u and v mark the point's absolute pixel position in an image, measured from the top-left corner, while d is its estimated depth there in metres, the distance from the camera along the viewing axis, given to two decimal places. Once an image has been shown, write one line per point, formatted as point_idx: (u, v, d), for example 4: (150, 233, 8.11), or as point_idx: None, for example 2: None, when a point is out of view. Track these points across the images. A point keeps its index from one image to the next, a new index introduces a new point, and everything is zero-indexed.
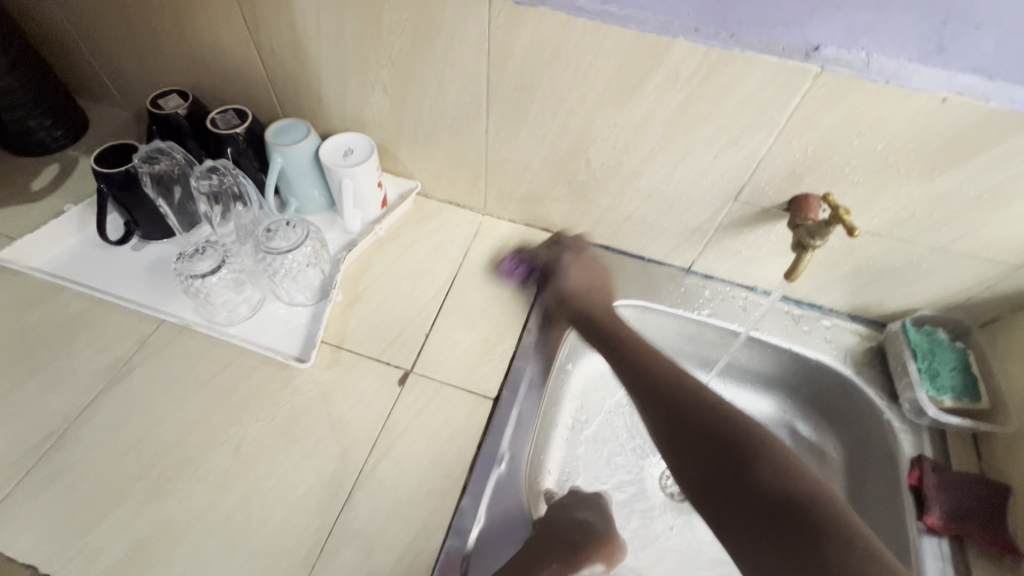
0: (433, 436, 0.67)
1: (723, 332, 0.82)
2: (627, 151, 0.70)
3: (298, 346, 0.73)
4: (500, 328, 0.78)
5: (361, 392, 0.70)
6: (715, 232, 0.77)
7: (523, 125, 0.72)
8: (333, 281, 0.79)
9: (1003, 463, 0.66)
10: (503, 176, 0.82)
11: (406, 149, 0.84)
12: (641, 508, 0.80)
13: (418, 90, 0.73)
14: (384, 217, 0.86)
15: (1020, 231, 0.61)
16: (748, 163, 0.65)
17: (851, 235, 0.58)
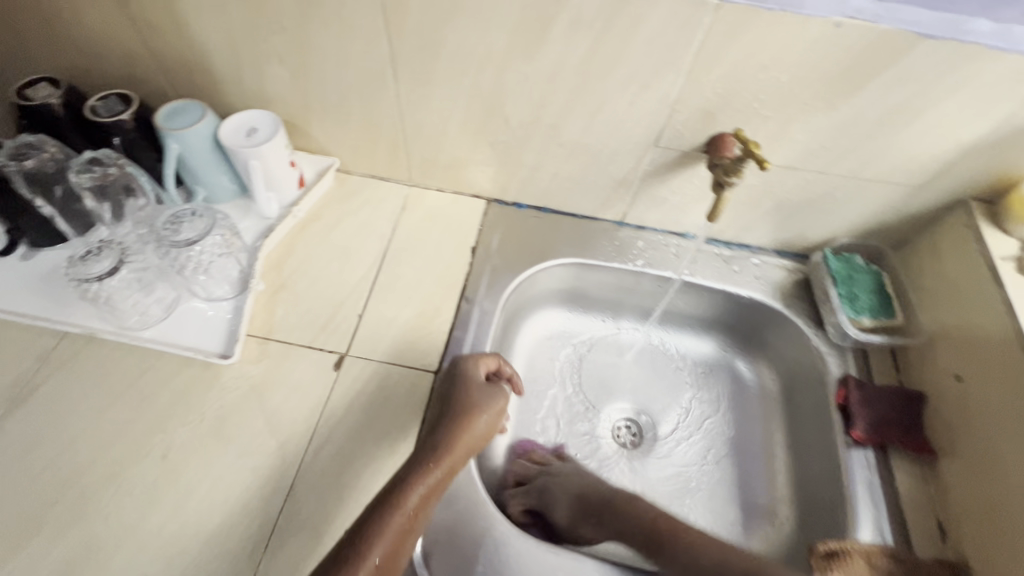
0: (375, 417, 0.65)
1: (659, 280, 0.83)
2: (543, 105, 0.68)
3: (222, 342, 0.68)
4: (436, 300, 0.76)
5: (295, 381, 0.67)
6: (641, 182, 0.77)
7: (434, 86, 0.69)
8: (252, 270, 0.74)
9: (919, 373, 0.71)
10: (423, 143, 0.79)
11: (317, 123, 0.79)
12: (596, 459, 0.81)
13: (318, 57, 0.68)
14: (303, 198, 0.81)
15: (919, 151, 0.64)
16: (663, 107, 0.65)
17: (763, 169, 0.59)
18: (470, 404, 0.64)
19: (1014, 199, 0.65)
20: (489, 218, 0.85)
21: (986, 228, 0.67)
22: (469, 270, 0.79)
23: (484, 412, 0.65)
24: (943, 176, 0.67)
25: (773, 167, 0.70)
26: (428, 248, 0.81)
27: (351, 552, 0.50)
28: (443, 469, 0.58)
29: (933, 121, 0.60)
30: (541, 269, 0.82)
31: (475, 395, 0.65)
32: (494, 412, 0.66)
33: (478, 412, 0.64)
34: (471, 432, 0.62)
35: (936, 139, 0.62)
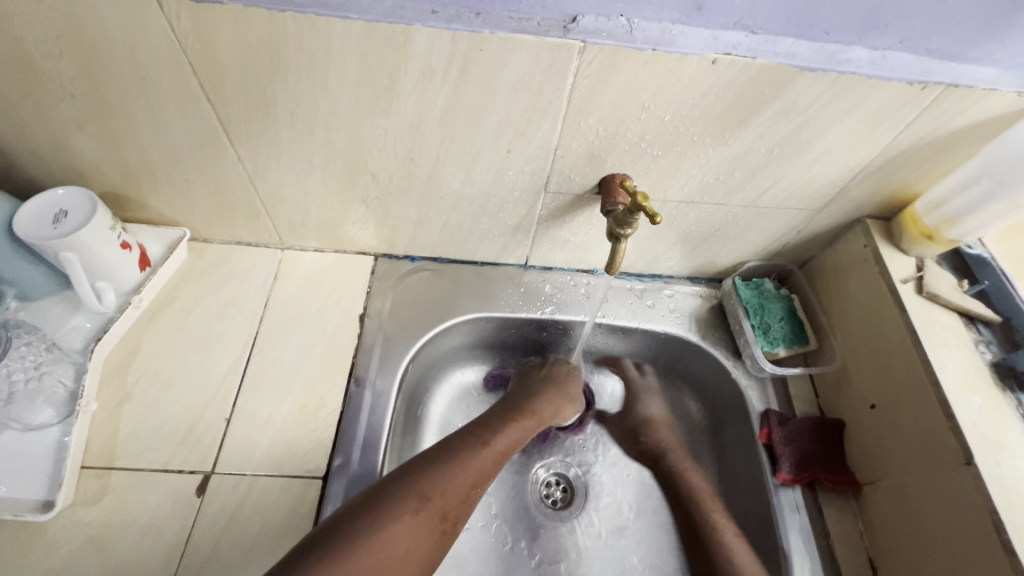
0: (250, 549, 0.55)
1: (572, 325, 0.77)
2: (412, 159, 0.59)
3: (45, 486, 0.55)
4: (320, 387, 0.66)
5: (146, 520, 0.55)
6: (537, 226, 0.70)
7: (280, 146, 0.58)
8: (82, 385, 0.60)
9: (837, 399, 0.69)
10: (285, 205, 0.68)
11: (152, 193, 0.66)
12: (524, 531, 0.73)
13: (129, 123, 0.56)
14: (150, 281, 0.68)
15: (813, 178, 0.61)
16: (544, 153, 0.58)
17: (655, 221, 0.53)
18: (555, 392, 0.71)
19: (908, 217, 0.64)
20: (378, 278, 0.75)
21: (884, 248, 0.65)
22: (358, 343, 0.69)
23: (546, 399, 0.70)
24: (839, 198, 0.65)
25: (671, 202, 0.65)
26: (308, 323, 0.70)
27: (426, 486, 0.51)
28: (512, 433, 0.63)
29: (822, 149, 0.57)
30: (442, 329, 0.74)
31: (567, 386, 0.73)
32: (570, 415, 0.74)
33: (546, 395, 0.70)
34: (538, 410, 0.68)
35: (828, 166, 0.59)
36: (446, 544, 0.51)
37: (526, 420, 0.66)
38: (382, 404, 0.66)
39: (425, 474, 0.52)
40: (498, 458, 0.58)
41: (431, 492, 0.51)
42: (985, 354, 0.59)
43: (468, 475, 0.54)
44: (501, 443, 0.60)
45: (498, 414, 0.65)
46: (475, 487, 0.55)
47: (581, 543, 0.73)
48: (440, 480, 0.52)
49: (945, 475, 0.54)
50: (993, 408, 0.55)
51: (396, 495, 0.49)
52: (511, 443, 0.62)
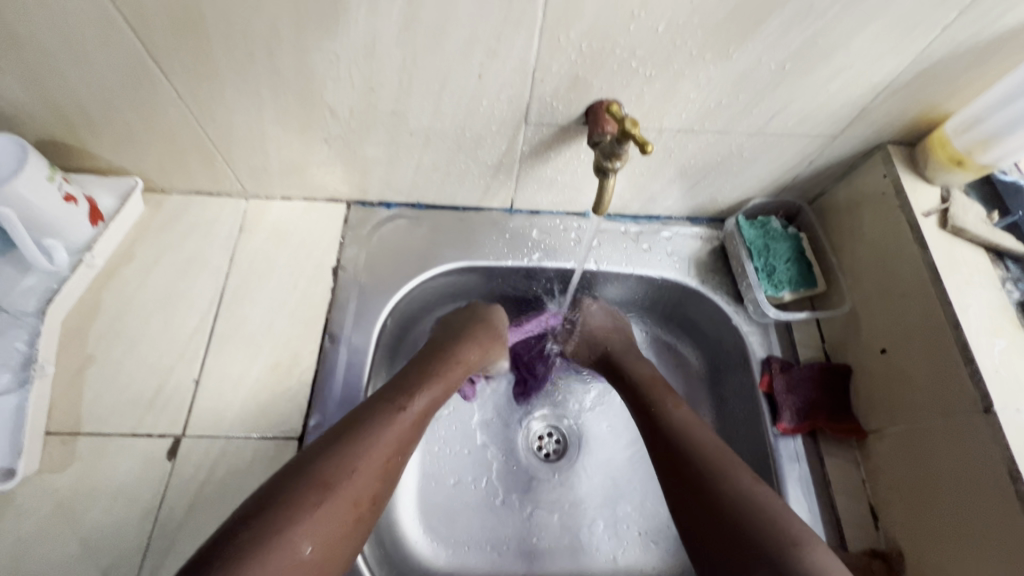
0: (226, 512, 0.53)
1: (561, 273, 0.72)
2: (372, 89, 0.52)
3: (7, 454, 0.52)
4: (293, 344, 0.62)
5: (117, 485, 0.53)
6: (520, 164, 0.64)
7: (221, 78, 0.51)
8: (36, 350, 0.56)
9: (845, 344, 0.64)
10: (241, 149, 0.61)
11: (93, 139, 0.60)
12: (515, 483, 0.71)
13: (43, 56, 0.49)
14: (102, 238, 0.63)
15: (829, 98, 0.54)
16: (521, 77, 0.51)
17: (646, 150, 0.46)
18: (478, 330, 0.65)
19: (936, 141, 0.56)
20: (351, 228, 0.70)
21: (907, 177, 0.58)
22: (332, 298, 0.65)
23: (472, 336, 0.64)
24: (858, 122, 0.57)
25: (667, 132, 0.58)
26: (278, 277, 0.66)
27: (330, 472, 0.45)
28: (437, 389, 0.56)
29: (842, 63, 0.49)
30: (422, 281, 0.69)
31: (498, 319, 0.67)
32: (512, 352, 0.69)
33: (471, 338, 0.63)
34: (465, 356, 0.61)
35: (848, 83, 0.52)
36: (362, 529, 0.46)
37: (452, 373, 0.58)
38: (359, 361, 0.62)
39: (333, 458, 0.45)
40: (415, 428, 0.52)
41: (338, 479, 0.45)
42: (1011, 292, 0.53)
43: (382, 455, 0.48)
44: (423, 405, 0.53)
45: (414, 371, 0.57)
46: (393, 457, 0.49)
47: (573, 494, 0.71)
48: (351, 463, 0.46)
49: (958, 422, 0.50)
50: (1017, 350, 0.50)
51: (293, 504, 0.42)
52: (433, 403, 0.55)
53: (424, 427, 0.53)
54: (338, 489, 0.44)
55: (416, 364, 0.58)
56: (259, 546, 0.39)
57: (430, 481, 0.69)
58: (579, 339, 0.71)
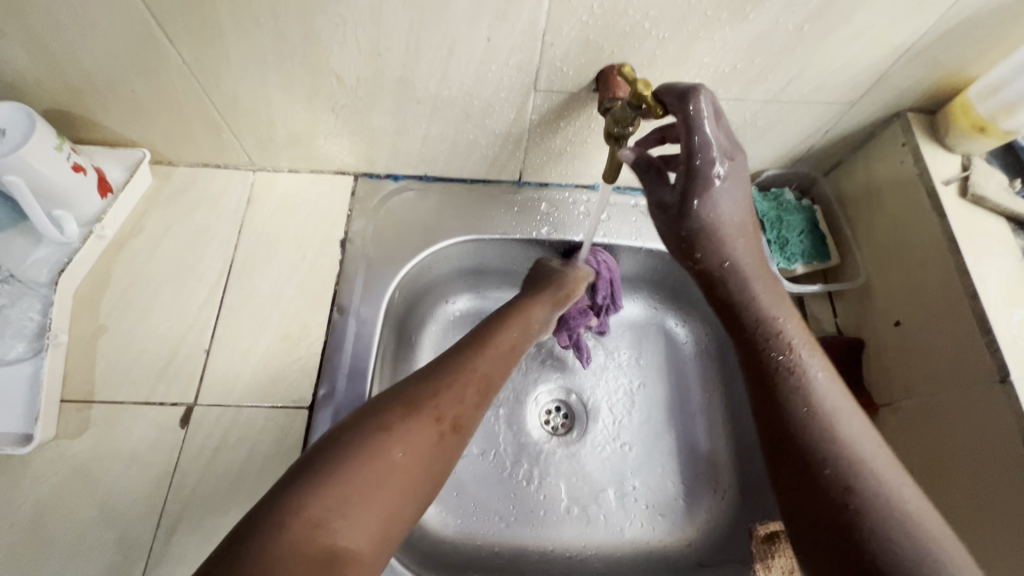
0: (238, 477, 0.54)
1: (569, 247, 0.71)
2: (378, 54, 0.51)
3: (22, 419, 0.53)
4: (301, 315, 0.62)
5: (131, 451, 0.54)
6: (529, 134, 0.63)
7: (226, 43, 0.50)
8: (48, 319, 0.57)
9: (857, 317, 0.63)
10: (247, 118, 0.61)
11: (98, 109, 0.60)
12: (524, 455, 0.72)
13: (47, 20, 0.48)
14: (112, 209, 0.63)
15: (849, 62, 0.52)
16: (531, 40, 0.50)
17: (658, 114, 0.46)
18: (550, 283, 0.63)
19: (958, 107, 0.55)
20: (359, 201, 0.69)
21: (926, 144, 0.57)
22: (340, 270, 0.65)
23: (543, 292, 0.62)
24: (877, 88, 0.56)
25: None
26: (286, 249, 0.66)
27: (418, 396, 0.47)
28: (522, 327, 0.58)
29: (863, 24, 0.48)
30: (430, 254, 0.69)
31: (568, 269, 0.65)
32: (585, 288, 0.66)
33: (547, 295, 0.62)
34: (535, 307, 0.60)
35: (868, 45, 0.50)
36: (449, 451, 0.46)
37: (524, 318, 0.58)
38: (368, 332, 0.62)
39: (423, 385, 0.48)
40: (505, 359, 0.54)
41: (425, 398, 0.47)
42: None
43: (470, 383, 0.49)
44: (508, 338, 0.55)
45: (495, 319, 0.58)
46: (478, 387, 0.50)
47: (582, 467, 0.71)
48: (436, 386, 0.48)
49: (973, 392, 0.49)
50: None
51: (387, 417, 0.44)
52: (513, 340, 0.56)
53: (510, 364, 0.54)
54: (423, 415, 0.45)
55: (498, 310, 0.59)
56: (346, 453, 0.41)
57: None
58: (702, 266, 0.48)
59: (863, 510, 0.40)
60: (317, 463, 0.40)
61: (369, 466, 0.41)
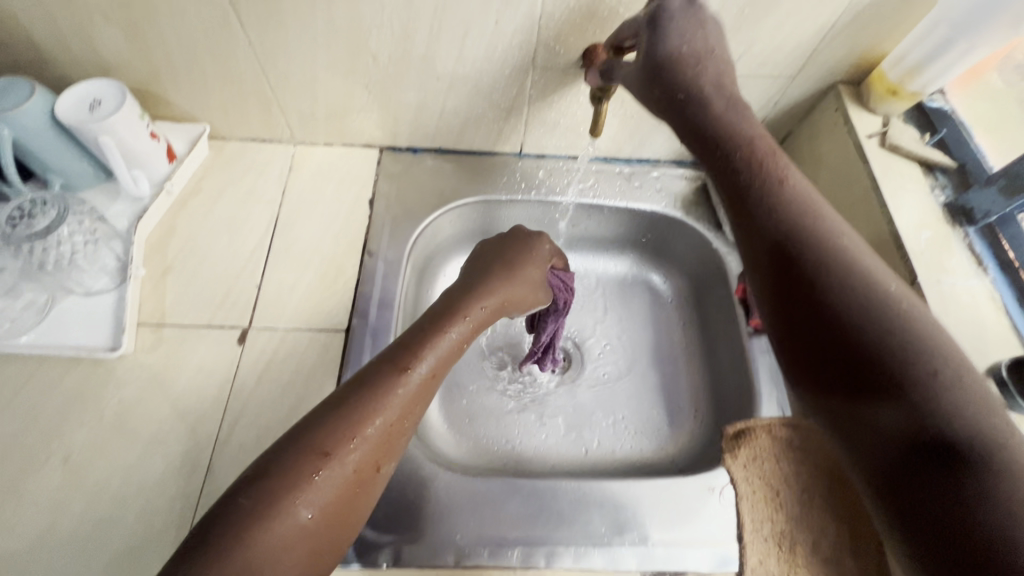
0: (287, 384, 0.64)
1: (562, 206, 0.83)
2: (407, 35, 0.64)
3: (108, 336, 0.64)
4: (337, 259, 0.73)
5: (198, 363, 0.65)
6: (529, 107, 0.75)
7: (287, 27, 0.63)
8: (129, 256, 0.68)
9: None
10: (295, 95, 0.73)
11: (172, 87, 0.72)
12: (526, 388, 0.81)
13: (147, 8, 0.61)
14: (178, 171, 0.75)
15: (784, 39, 0.65)
16: (530, 23, 0.63)
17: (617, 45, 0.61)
18: (496, 279, 0.64)
19: (875, 76, 0.68)
20: (384, 169, 0.81)
21: (853, 109, 0.70)
22: (369, 224, 0.77)
23: (483, 298, 0.62)
24: (811, 63, 0.69)
25: None
26: (323, 206, 0.77)
27: (329, 440, 0.45)
28: (446, 353, 0.56)
29: (791, 7, 0.61)
30: (444, 212, 0.80)
31: (521, 258, 0.67)
32: (534, 298, 0.68)
33: (485, 300, 0.62)
34: (471, 312, 0.60)
35: (797, 25, 0.63)
36: (370, 491, 0.47)
37: (458, 329, 0.58)
38: (394, 272, 0.73)
39: (330, 429, 0.46)
40: (426, 387, 0.53)
41: (339, 446, 0.45)
42: (939, 197, 0.63)
43: (410, 392, 0.51)
44: (432, 365, 0.54)
45: (427, 323, 0.58)
46: (399, 423, 0.49)
47: (578, 399, 0.81)
48: (351, 430, 0.46)
49: None
50: (940, 239, 0.60)
51: (333, 432, 0.46)
52: (444, 361, 0.55)
53: (441, 382, 0.55)
54: (347, 457, 0.45)
55: (431, 312, 0.60)
56: (253, 525, 0.40)
57: (456, 385, 0.80)
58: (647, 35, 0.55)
59: (968, 431, 0.34)
60: (262, 483, 0.42)
61: (281, 530, 0.41)
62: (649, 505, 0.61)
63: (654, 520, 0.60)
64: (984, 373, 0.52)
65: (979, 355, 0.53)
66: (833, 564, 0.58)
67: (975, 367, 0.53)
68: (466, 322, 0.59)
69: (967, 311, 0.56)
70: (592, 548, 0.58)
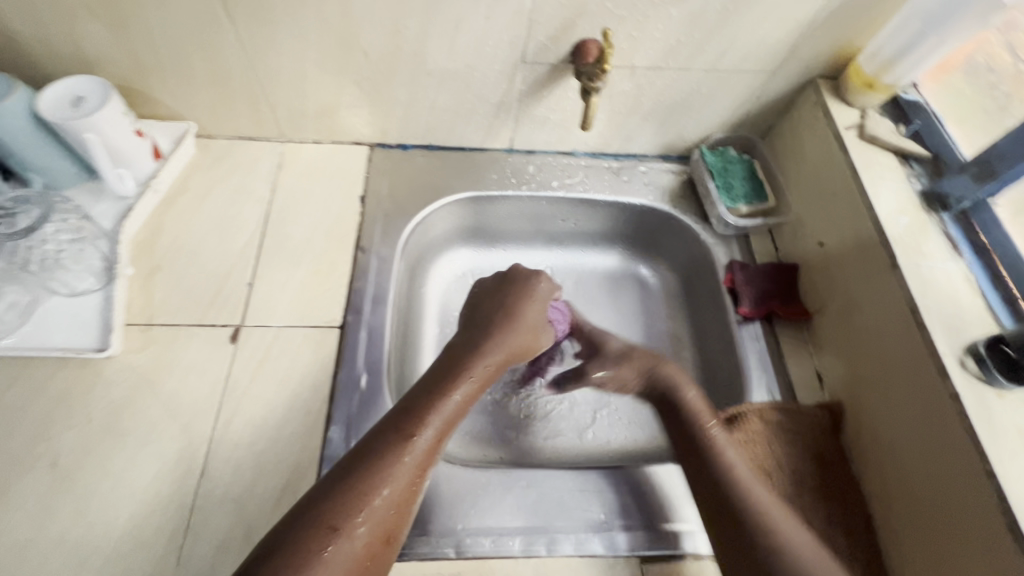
0: (282, 381, 0.63)
1: (553, 201, 0.84)
2: (398, 30, 0.64)
3: (95, 337, 0.62)
4: (330, 255, 0.73)
5: (190, 363, 0.64)
6: (518, 103, 0.76)
7: (276, 22, 0.63)
8: (116, 256, 0.66)
9: (792, 246, 0.77)
10: (284, 92, 0.73)
11: (157, 84, 0.71)
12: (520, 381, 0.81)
13: (132, 3, 0.60)
14: (164, 169, 0.74)
15: (766, 34, 0.67)
16: (520, 18, 0.64)
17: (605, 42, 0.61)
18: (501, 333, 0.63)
19: (851, 71, 0.70)
20: (374, 165, 0.81)
21: (832, 102, 0.72)
22: (360, 220, 0.76)
23: (487, 358, 0.60)
24: (791, 58, 0.71)
25: (638, 70, 0.71)
26: (314, 204, 0.77)
27: (337, 514, 0.44)
28: (450, 414, 0.54)
29: (772, 3, 0.63)
30: (436, 208, 0.81)
31: (522, 307, 0.66)
32: (536, 345, 0.67)
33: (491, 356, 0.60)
34: (478, 372, 0.58)
35: (778, 21, 0.65)
36: (383, 561, 0.46)
37: (462, 390, 0.56)
38: (387, 268, 0.73)
39: (338, 500, 0.45)
40: (431, 452, 0.51)
41: (346, 519, 0.44)
42: (916, 185, 0.66)
43: (417, 459, 0.50)
44: (435, 432, 0.52)
45: (429, 384, 0.56)
46: (408, 490, 0.49)
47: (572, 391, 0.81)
48: (359, 501, 0.46)
49: (876, 281, 0.62)
50: (917, 224, 0.63)
51: (341, 506, 0.45)
52: (448, 423, 0.53)
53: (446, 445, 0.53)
54: (355, 528, 0.44)
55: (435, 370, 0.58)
56: None
57: None
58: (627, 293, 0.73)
59: None
60: (269, 565, 0.41)
61: None
62: (648, 490, 0.62)
63: (659, 515, 0.61)
64: (962, 351, 0.55)
65: (958, 333, 0.56)
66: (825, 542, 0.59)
67: (953, 345, 0.55)
68: (469, 381, 0.57)
69: (945, 293, 0.58)
70: (592, 535, 0.59)
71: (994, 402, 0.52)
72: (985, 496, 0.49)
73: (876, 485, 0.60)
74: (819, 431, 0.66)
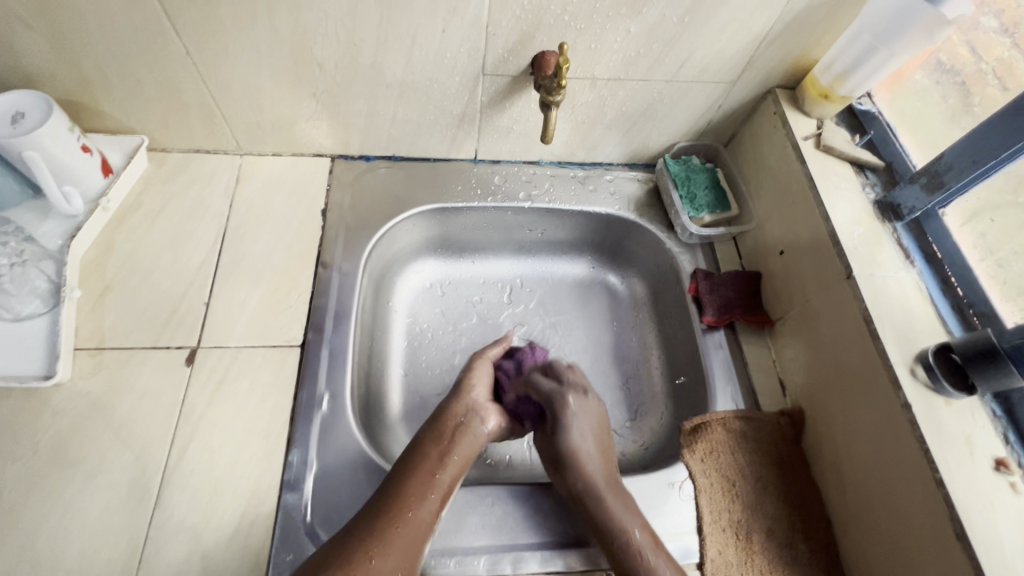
0: (240, 403, 0.62)
1: (518, 211, 0.84)
2: (354, 43, 0.63)
3: (41, 363, 0.60)
4: (290, 272, 0.71)
5: (143, 387, 0.62)
6: (481, 114, 0.75)
7: (226, 35, 0.61)
8: (63, 277, 0.64)
9: (754, 254, 0.78)
10: (239, 105, 0.71)
11: (104, 98, 0.68)
12: None
13: (71, 16, 0.58)
14: (114, 186, 0.71)
15: (724, 46, 0.67)
16: (477, 31, 0.63)
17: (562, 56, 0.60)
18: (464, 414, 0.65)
19: (809, 81, 0.71)
20: (336, 177, 0.80)
21: (790, 111, 0.73)
22: (322, 235, 0.75)
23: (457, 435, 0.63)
24: (750, 69, 0.72)
25: (599, 81, 0.71)
26: (274, 218, 0.75)
27: None
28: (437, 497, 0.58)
29: (728, 16, 0.63)
30: (401, 221, 0.79)
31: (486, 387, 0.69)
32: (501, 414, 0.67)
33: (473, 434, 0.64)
34: (454, 453, 0.61)
35: (735, 33, 0.66)
36: None
37: (442, 473, 0.59)
38: (349, 284, 0.72)
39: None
40: (417, 533, 0.54)
41: None
42: (870, 194, 0.67)
43: (404, 538, 0.54)
44: (421, 515, 0.55)
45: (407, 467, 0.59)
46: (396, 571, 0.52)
47: None
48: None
49: (832, 291, 0.64)
50: (871, 234, 0.64)
51: None
52: (434, 504, 0.57)
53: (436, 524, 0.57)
54: None
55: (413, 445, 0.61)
56: None
57: (417, 394, 0.79)
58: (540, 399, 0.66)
59: None
60: None
61: None
62: None
63: None
64: (913, 360, 0.56)
65: (909, 342, 0.57)
66: (784, 548, 0.60)
67: (905, 355, 0.56)
68: (448, 463, 0.60)
69: (897, 302, 0.59)
70: (558, 550, 0.59)
71: (943, 410, 0.53)
72: (934, 501, 0.50)
73: (834, 491, 0.61)
74: (781, 437, 0.67)
